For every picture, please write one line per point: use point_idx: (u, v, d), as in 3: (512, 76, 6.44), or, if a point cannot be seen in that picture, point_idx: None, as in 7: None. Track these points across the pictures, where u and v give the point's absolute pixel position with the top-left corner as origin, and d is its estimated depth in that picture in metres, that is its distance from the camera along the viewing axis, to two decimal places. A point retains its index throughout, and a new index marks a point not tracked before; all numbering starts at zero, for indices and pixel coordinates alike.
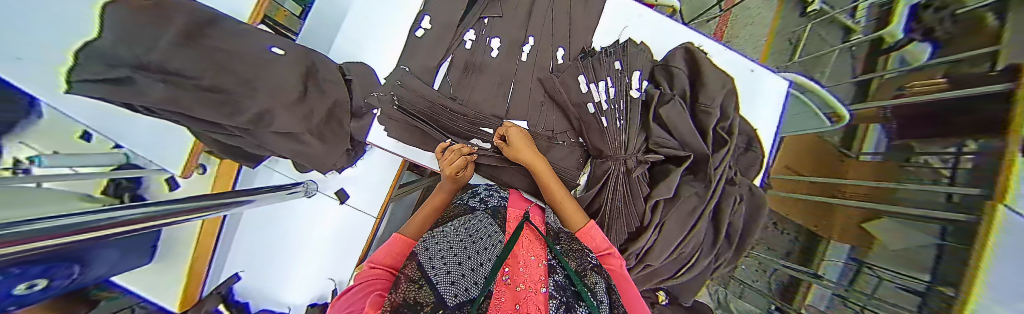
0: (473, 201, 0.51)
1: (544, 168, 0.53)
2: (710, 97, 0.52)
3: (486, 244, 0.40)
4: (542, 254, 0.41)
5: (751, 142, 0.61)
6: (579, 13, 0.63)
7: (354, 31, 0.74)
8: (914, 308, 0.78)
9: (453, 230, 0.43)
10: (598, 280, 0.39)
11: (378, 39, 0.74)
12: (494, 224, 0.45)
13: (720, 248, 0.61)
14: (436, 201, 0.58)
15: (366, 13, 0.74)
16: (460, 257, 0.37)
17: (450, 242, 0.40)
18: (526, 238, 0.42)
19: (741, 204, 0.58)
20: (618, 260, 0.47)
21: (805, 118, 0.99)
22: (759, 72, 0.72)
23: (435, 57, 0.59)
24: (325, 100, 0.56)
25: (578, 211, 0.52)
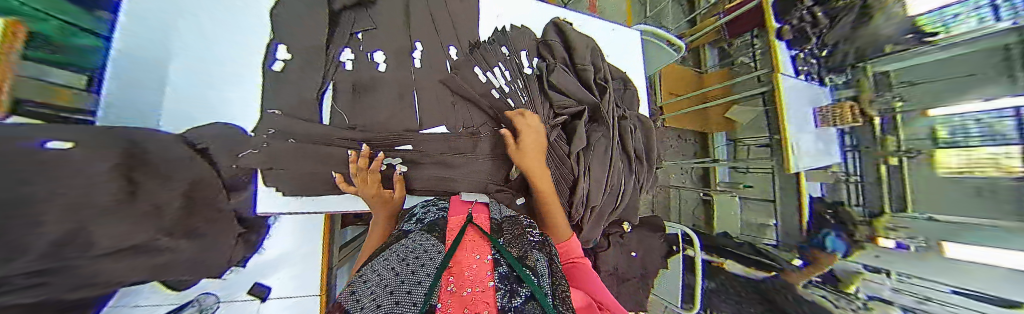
0: (409, 224, 0.48)
1: (538, 171, 0.54)
2: (582, 58, 0.62)
3: (426, 259, 0.36)
4: (486, 251, 0.39)
5: (626, 82, 0.75)
6: (455, 11, 0.65)
7: (187, 86, 0.57)
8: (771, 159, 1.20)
9: (386, 261, 0.36)
10: (539, 257, 0.40)
11: (231, 88, 0.60)
12: (432, 239, 0.42)
13: (639, 170, 0.75)
14: (375, 240, 0.51)
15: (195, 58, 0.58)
16: (395, 282, 0.31)
17: (381, 272, 0.34)
18: (469, 241, 0.41)
19: (637, 131, 0.72)
20: (564, 224, 0.54)
21: (660, 54, 1.26)
22: (617, 29, 0.90)
23: (312, 88, 0.50)
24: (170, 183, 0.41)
25: (556, 212, 0.55)
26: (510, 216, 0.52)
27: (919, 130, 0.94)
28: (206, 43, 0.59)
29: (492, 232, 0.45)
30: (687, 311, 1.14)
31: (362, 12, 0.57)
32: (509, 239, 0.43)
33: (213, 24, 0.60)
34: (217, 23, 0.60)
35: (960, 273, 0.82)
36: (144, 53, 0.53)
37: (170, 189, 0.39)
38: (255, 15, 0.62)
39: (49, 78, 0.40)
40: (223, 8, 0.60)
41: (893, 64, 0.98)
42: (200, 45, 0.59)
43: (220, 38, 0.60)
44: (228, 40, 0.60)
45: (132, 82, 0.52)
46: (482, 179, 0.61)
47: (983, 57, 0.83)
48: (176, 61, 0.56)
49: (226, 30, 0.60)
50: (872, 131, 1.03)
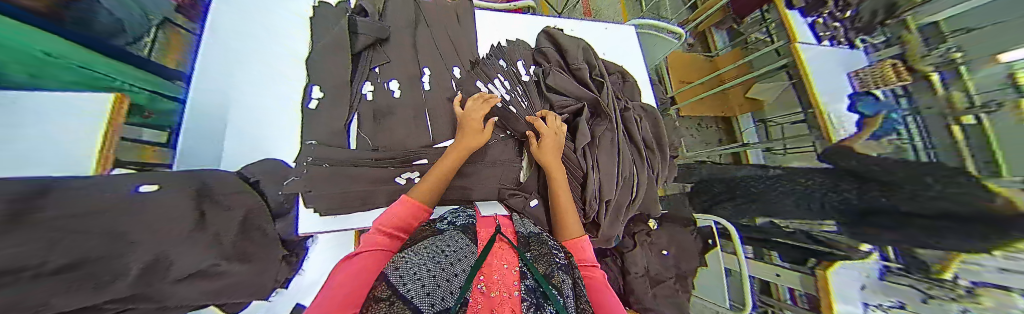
0: (441, 224, 0.50)
1: (556, 169, 0.56)
2: (576, 59, 0.65)
3: (459, 255, 0.40)
4: (514, 260, 0.41)
5: (623, 76, 0.76)
6: (456, 36, 0.72)
7: (239, 132, 0.67)
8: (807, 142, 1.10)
9: (424, 248, 0.40)
10: (565, 278, 0.41)
11: (273, 129, 0.71)
12: (466, 238, 0.45)
13: (652, 159, 0.73)
14: (445, 169, 0.54)
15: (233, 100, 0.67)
16: (434, 271, 0.35)
17: (420, 256, 0.38)
18: (499, 248, 0.43)
19: (642, 120, 0.72)
20: (575, 223, 0.55)
21: (658, 45, 1.25)
22: (609, 28, 0.94)
23: (340, 119, 0.58)
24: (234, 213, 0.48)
25: (573, 221, 0.55)
26: (537, 233, 0.52)
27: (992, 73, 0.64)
28: (254, 95, 0.71)
29: (520, 245, 0.46)
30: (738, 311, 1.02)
31: (377, 50, 0.66)
32: (536, 256, 0.44)
33: (260, 80, 0.73)
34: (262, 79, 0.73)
35: None
36: (207, 109, 0.63)
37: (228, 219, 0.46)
38: (296, 73, 0.78)
39: (140, 136, 0.49)
40: (268, 68, 0.75)
41: None
42: (251, 98, 0.70)
43: (266, 91, 0.73)
44: (274, 92, 0.74)
45: (197, 134, 0.61)
46: (496, 185, 0.64)
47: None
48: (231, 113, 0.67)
49: (271, 85, 0.74)
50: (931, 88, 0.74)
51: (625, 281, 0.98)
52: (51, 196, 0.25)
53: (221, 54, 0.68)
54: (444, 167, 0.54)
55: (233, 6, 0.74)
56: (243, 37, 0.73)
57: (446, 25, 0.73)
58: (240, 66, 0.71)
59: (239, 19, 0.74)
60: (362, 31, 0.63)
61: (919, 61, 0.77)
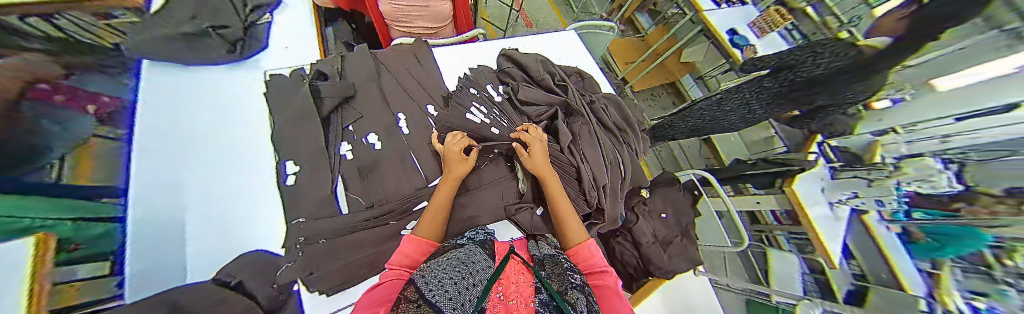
0: (461, 238, 0.53)
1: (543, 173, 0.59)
2: (537, 71, 0.72)
3: (478, 268, 0.42)
4: (529, 277, 0.43)
5: (581, 74, 0.83)
6: (421, 75, 0.75)
7: (208, 230, 0.55)
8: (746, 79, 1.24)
9: (445, 262, 0.42)
10: (579, 296, 0.40)
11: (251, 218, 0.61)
12: (483, 252, 0.47)
13: (627, 138, 0.81)
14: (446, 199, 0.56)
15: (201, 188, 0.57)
16: (454, 279, 0.37)
17: (441, 269, 0.40)
18: (513, 266, 0.45)
19: (609, 107, 0.80)
20: (577, 228, 0.58)
21: (598, 39, 1.40)
22: (556, 37, 1.05)
23: (325, 186, 0.56)
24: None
25: (577, 228, 0.58)
26: (551, 254, 0.52)
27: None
28: (223, 178, 0.61)
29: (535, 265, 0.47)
30: (738, 247, 1.13)
31: (346, 109, 0.65)
32: (550, 274, 0.45)
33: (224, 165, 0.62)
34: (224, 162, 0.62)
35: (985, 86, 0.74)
36: (160, 211, 0.49)
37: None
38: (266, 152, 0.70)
39: (76, 275, 0.32)
40: (229, 150, 0.65)
41: None
42: (214, 186, 0.59)
43: (234, 175, 0.63)
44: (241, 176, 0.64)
45: (148, 249, 0.45)
46: (500, 204, 0.65)
47: None
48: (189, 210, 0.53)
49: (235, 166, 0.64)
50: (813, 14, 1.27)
51: (641, 252, 1.02)
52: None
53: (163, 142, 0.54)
54: (439, 202, 0.55)
55: (171, 88, 0.63)
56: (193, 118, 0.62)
57: (409, 68, 0.76)
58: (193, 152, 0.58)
59: (184, 99, 0.63)
60: (325, 94, 0.62)
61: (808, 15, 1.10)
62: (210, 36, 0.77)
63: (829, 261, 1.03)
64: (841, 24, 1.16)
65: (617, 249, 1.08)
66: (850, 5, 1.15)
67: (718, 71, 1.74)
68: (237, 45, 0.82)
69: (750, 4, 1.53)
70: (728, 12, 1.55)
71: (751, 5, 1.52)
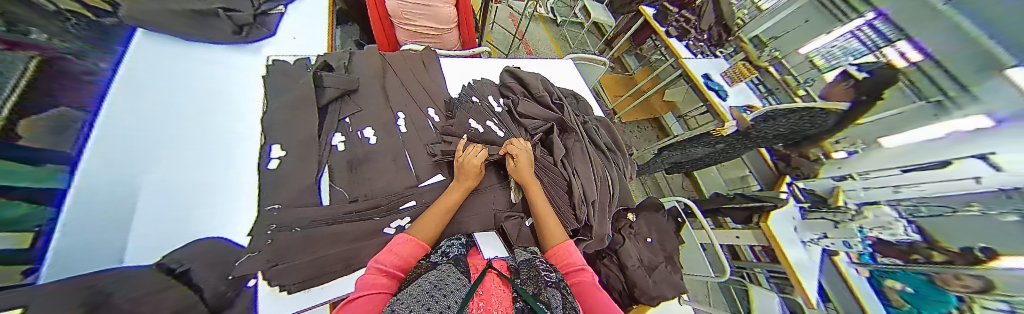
0: (435, 257, 0.48)
1: (534, 185, 0.61)
2: (538, 89, 0.77)
3: (451, 289, 0.38)
4: (507, 295, 0.39)
5: (576, 96, 0.90)
6: (425, 80, 0.78)
7: (159, 224, 0.46)
8: (766, 126, 1.42)
9: (420, 286, 0.38)
10: (554, 293, 0.40)
11: (214, 216, 0.54)
12: (458, 273, 0.43)
13: (616, 159, 0.85)
14: (447, 203, 0.56)
15: (179, 160, 0.54)
16: (428, 301, 0.34)
17: (411, 297, 0.36)
18: (489, 280, 0.43)
19: (600, 129, 0.86)
20: (558, 229, 0.58)
21: (591, 70, 1.53)
22: (554, 63, 1.14)
23: (309, 174, 0.54)
24: None
25: (555, 227, 0.59)
26: (526, 260, 0.51)
27: (801, 59, 1.48)
28: (192, 156, 0.56)
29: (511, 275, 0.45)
30: (721, 277, 1.13)
31: (347, 101, 0.66)
32: (524, 280, 0.43)
33: (196, 156, 0.57)
34: (190, 154, 0.56)
35: (924, 153, 1.00)
36: (110, 192, 0.41)
37: (176, 299, 0.35)
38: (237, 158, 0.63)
39: None
40: (195, 144, 0.57)
41: (750, 30, 1.70)
42: (173, 177, 0.51)
43: (199, 168, 0.56)
44: (210, 172, 0.58)
45: (80, 227, 0.36)
46: (491, 211, 0.66)
47: (805, 9, 1.48)
48: (143, 197, 0.46)
49: (217, 160, 0.60)
50: (772, 76, 1.59)
51: (627, 276, 0.99)
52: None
53: (130, 115, 0.48)
54: (440, 208, 0.55)
55: (154, 67, 0.59)
56: (168, 100, 0.57)
57: (415, 72, 0.79)
58: (159, 137, 0.52)
59: (156, 80, 0.57)
60: (328, 85, 0.63)
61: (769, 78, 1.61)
62: (218, 17, 0.79)
63: (809, 301, 1.12)
64: (799, 83, 1.48)
65: (602, 271, 1.04)
66: (803, 69, 1.47)
67: (696, 112, 1.96)
68: (244, 29, 0.83)
69: (720, 58, 1.80)
70: (703, 61, 1.78)
71: (723, 58, 1.80)
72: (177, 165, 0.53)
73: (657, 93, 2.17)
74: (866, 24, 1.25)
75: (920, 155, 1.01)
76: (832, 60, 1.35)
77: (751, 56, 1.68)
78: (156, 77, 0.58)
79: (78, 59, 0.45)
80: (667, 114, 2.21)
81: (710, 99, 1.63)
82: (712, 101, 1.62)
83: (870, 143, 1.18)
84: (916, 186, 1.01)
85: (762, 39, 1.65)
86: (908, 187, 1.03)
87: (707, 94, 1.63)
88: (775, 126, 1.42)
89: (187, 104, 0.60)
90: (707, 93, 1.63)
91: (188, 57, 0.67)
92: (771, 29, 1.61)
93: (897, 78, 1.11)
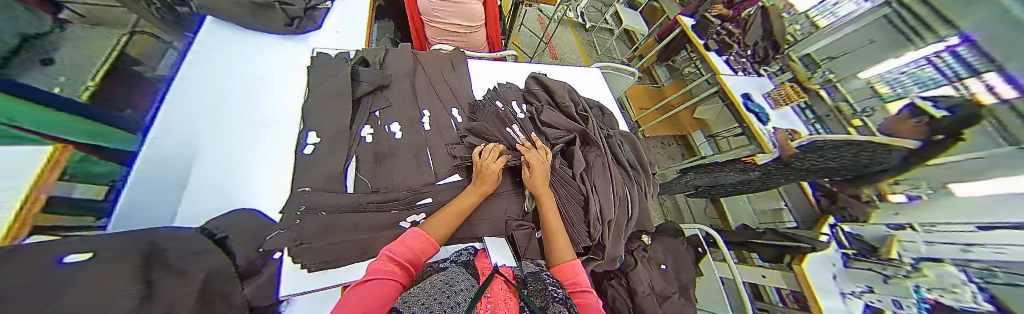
0: (441, 264, 0.49)
1: (546, 197, 0.60)
2: (563, 98, 0.76)
3: (462, 287, 0.39)
4: (514, 303, 0.39)
5: (602, 108, 0.87)
6: (453, 80, 0.79)
7: (205, 186, 0.53)
8: (809, 159, 1.31)
9: (431, 283, 0.39)
10: (562, 309, 0.39)
11: (254, 184, 0.59)
12: (467, 274, 0.44)
13: (638, 178, 0.81)
14: (463, 205, 0.56)
15: (229, 133, 0.60)
16: (439, 298, 0.35)
17: (425, 292, 0.37)
18: (496, 284, 0.43)
19: (625, 145, 0.83)
20: (565, 245, 0.57)
21: (619, 80, 1.48)
22: (581, 71, 1.11)
23: (338, 162, 0.57)
24: None
25: (563, 244, 0.57)
26: (533, 272, 0.50)
27: (861, 87, 1.37)
28: (241, 131, 0.62)
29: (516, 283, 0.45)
30: None
31: (379, 95, 0.69)
32: (532, 291, 0.43)
33: (241, 128, 0.62)
34: (239, 128, 0.62)
35: (1001, 210, 0.90)
36: (162, 155, 0.48)
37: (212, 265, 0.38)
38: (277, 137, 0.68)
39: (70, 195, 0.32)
40: (245, 120, 0.63)
41: (803, 48, 1.60)
42: (225, 146, 0.58)
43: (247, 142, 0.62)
44: (254, 146, 0.63)
45: (139, 191, 0.43)
46: (503, 218, 0.65)
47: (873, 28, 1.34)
48: (196, 162, 0.53)
49: (265, 134, 0.65)
50: (825, 102, 1.47)
51: (636, 302, 0.94)
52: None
53: (191, 92, 0.57)
54: (455, 210, 0.56)
55: (217, 52, 0.68)
56: (225, 78, 0.65)
57: (444, 72, 0.80)
58: (213, 114, 0.59)
59: (217, 64, 0.66)
60: (363, 79, 0.66)
61: (822, 104, 1.47)
62: (273, 8, 0.82)
63: None
64: (855, 112, 1.36)
65: (609, 292, 0.99)
66: (863, 95, 1.36)
67: (730, 133, 1.86)
68: (295, 21, 0.88)
69: (765, 77, 1.66)
70: (744, 79, 1.64)
71: (767, 77, 1.67)
72: (227, 137, 0.59)
73: (688, 110, 2.06)
74: (944, 51, 1.11)
75: (994, 211, 0.91)
76: (898, 88, 1.24)
77: (802, 77, 1.57)
78: (218, 62, 0.66)
79: (140, 46, 0.54)
80: (696, 132, 2.08)
81: (749, 123, 1.49)
82: (751, 124, 1.48)
83: (938, 187, 1.05)
84: (993, 247, 0.89)
85: (814, 58, 1.57)
86: (982, 247, 0.91)
87: (747, 117, 1.50)
88: (819, 160, 1.29)
89: (241, 84, 0.67)
90: (747, 116, 1.50)
91: (248, 43, 0.76)
92: (825, 49, 1.52)
93: (982, 116, 0.97)
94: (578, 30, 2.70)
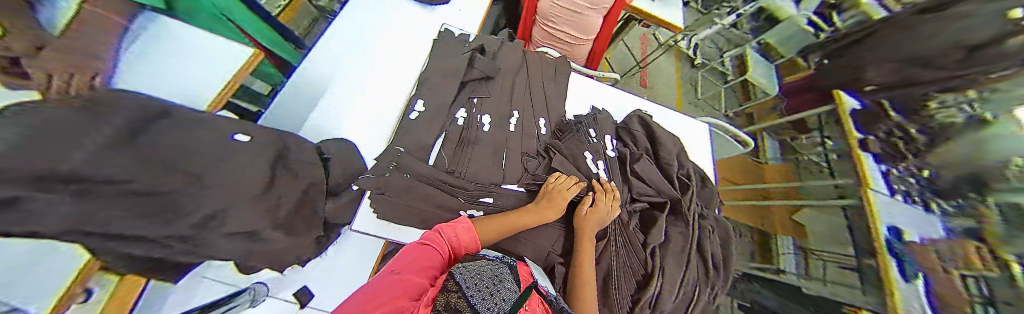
0: (489, 254, 0.50)
1: (588, 237, 0.55)
2: (669, 154, 0.66)
3: (505, 284, 0.39)
4: None
5: (706, 180, 0.73)
6: (553, 90, 0.77)
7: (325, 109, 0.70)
8: None
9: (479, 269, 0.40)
10: None
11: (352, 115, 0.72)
12: (509, 274, 0.43)
13: (715, 278, 0.66)
14: (519, 220, 0.55)
15: (348, 74, 0.76)
16: (485, 284, 0.35)
17: (476, 272, 0.39)
18: (534, 300, 0.41)
19: (714, 235, 0.68)
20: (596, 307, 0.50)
21: (722, 144, 1.23)
22: (688, 122, 0.94)
23: (430, 135, 0.61)
24: (300, 184, 0.44)
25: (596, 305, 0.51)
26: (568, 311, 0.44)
27: None
28: (362, 75, 0.78)
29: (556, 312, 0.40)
30: None
31: (483, 84, 0.72)
32: None
33: (359, 69, 0.79)
34: (356, 72, 0.78)
35: None
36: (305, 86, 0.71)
37: None
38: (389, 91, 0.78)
39: None
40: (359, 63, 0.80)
41: None
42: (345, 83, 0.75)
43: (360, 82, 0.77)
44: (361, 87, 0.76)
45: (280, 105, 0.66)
46: (546, 247, 0.62)
47: None
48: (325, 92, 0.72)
49: (386, 90, 0.78)
50: None
51: None
52: (153, 124, 0.27)
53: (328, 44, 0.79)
54: (512, 220, 0.55)
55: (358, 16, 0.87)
56: (361, 35, 0.84)
57: (547, 79, 0.78)
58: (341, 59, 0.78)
59: (356, 24, 0.85)
60: (477, 67, 0.70)
61: None
62: None
63: None
64: None
65: None
66: None
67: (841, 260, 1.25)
68: None
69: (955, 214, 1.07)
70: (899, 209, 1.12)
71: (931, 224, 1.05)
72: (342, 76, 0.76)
73: None
74: None
75: None
76: None
77: (990, 236, 0.89)
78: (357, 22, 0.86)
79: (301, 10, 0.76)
80: None
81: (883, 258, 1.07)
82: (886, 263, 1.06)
83: None
84: None
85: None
86: None
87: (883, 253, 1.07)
88: None
89: (367, 40, 0.84)
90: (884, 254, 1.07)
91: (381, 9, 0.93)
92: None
93: None
94: (684, 63, 2.35)
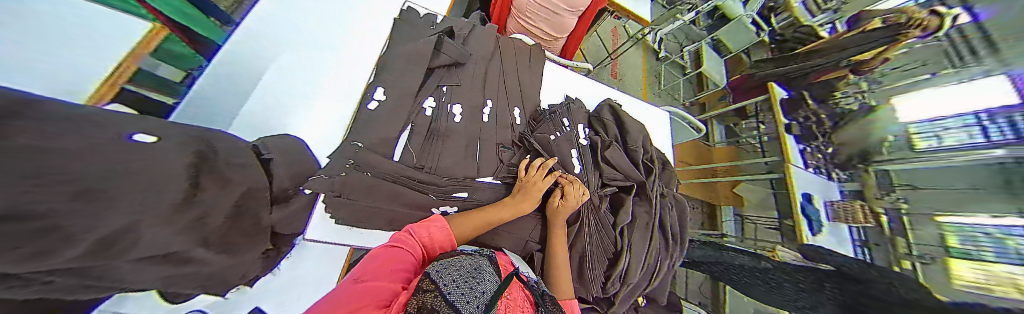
0: (466, 248, 0.49)
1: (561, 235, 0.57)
2: (635, 141, 0.70)
3: (485, 275, 0.38)
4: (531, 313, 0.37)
5: (666, 162, 0.79)
6: (526, 79, 0.75)
7: (265, 104, 0.58)
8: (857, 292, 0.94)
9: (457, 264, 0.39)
10: None
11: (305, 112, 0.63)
12: (489, 264, 0.43)
13: (673, 249, 0.74)
14: (494, 215, 0.54)
15: (293, 61, 0.64)
16: (466, 281, 0.34)
17: (455, 267, 0.37)
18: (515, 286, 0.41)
19: (671, 212, 0.76)
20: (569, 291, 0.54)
21: (680, 130, 1.36)
22: (652, 110, 1.01)
23: (395, 128, 0.55)
24: (238, 188, 0.36)
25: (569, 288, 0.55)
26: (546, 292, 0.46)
27: None
28: (310, 62, 0.67)
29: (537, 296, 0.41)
30: None
31: (451, 71, 0.66)
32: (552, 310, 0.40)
33: (309, 57, 0.67)
34: (303, 59, 0.66)
35: None
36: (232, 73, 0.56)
37: None
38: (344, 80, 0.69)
39: None
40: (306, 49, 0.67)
41: None
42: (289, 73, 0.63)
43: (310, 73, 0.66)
44: (312, 80, 0.66)
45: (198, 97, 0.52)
46: (524, 237, 0.63)
47: None
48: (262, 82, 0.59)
49: (341, 79, 0.69)
50: None
51: None
52: (34, 114, 0.19)
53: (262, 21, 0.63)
54: (487, 215, 0.54)
55: None
56: (306, 13, 0.70)
57: (520, 67, 0.76)
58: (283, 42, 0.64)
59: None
60: (444, 51, 0.64)
61: None
62: None
63: None
64: None
65: None
66: None
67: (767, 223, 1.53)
68: None
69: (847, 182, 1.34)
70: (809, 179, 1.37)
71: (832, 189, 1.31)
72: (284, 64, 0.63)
73: None
74: None
75: None
76: None
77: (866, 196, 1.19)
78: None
79: None
80: None
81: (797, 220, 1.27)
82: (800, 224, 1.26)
83: None
84: None
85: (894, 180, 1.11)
86: None
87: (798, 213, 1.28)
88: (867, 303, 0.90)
89: (313, 20, 0.71)
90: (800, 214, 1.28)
91: None
92: (911, 172, 1.06)
93: None
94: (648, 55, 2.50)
